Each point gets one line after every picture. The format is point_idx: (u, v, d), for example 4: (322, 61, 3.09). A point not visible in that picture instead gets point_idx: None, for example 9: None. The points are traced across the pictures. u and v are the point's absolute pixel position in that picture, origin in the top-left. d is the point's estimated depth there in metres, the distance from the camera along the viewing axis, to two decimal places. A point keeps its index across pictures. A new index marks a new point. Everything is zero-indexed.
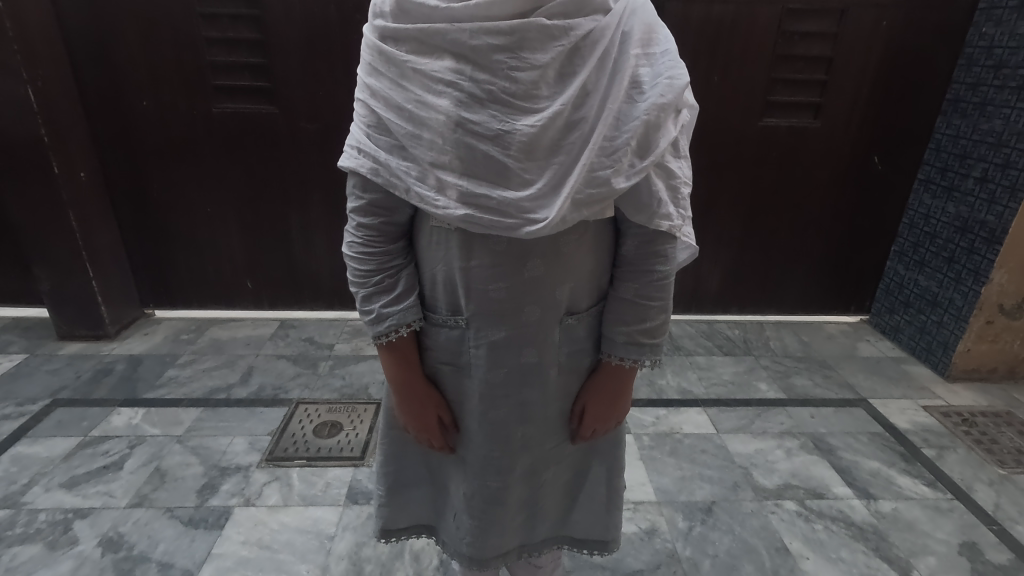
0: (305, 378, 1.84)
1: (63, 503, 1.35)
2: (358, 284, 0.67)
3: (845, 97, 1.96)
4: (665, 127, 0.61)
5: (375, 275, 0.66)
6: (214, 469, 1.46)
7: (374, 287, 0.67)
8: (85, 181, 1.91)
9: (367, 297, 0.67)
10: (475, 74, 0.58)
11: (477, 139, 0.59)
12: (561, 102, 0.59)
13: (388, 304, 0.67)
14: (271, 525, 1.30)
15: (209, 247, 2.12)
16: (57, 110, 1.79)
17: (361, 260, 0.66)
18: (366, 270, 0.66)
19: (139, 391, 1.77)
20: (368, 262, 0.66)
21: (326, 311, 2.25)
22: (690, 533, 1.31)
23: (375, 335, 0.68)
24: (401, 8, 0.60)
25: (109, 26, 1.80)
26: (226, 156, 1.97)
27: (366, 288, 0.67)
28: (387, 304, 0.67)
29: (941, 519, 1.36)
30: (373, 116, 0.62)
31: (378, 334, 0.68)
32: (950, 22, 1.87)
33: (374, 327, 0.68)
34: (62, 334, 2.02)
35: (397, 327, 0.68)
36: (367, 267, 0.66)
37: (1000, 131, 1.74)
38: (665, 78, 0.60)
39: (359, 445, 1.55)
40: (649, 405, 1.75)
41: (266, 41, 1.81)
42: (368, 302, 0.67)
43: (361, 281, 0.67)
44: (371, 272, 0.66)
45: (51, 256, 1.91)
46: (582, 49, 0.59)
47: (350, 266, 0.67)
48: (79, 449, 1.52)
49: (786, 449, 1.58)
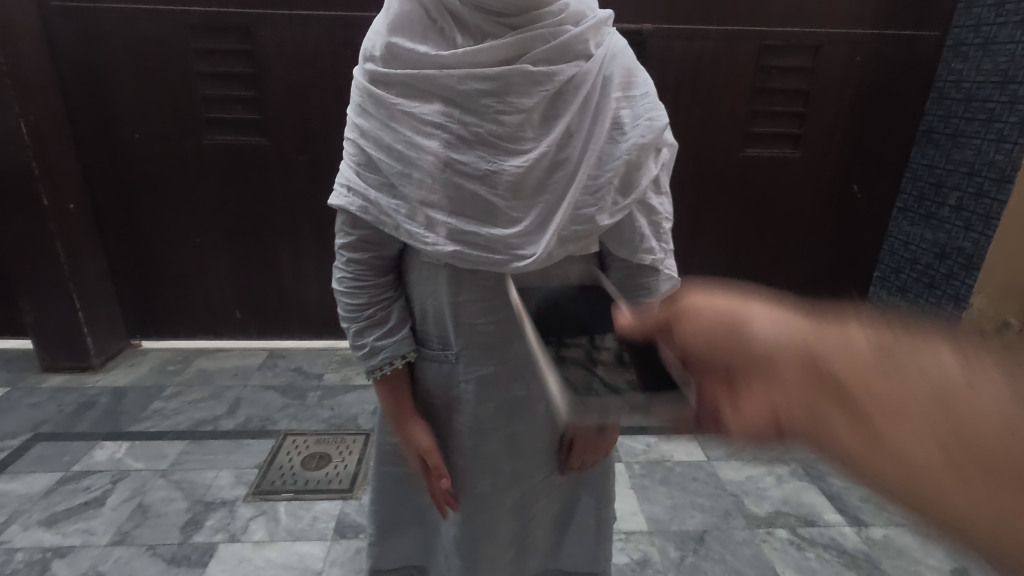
0: (293, 409, 1.82)
1: (42, 541, 1.32)
2: (350, 319, 0.68)
3: (822, 128, 2.02)
4: (647, 166, 0.64)
5: (366, 308, 0.68)
6: (199, 504, 1.43)
7: (367, 320, 0.68)
8: (75, 213, 1.92)
9: (359, 331, 0.68)
10: (463, 116, 0.61)
11: (465, 178, 0.62)
12: (546, 144, 0.61)
13: (381, 337, 0.68)
14: (255, 562, 1.28)
15: (197, 277, 2.11)
16: (48, 142, 1.81)
17: (352, 294, 0.67)
18: (357, 304, 0.67)
19: (122, 424, 1.74)
20: (358, 296, 0.67)
21: (315, 340, 2.24)
22: (682, 563, 1.30)
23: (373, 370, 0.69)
24: (390, 52, 0.63)
25: (100, 60, 1.82)
26: (217, 187, 1.98)
27: (358, 322, 0.68)
28: (379, 337, 0.68)
29: (931, 545, 1.37)
30: (364, 155, 0.64)
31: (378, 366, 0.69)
32: (919, 58, 1.95)
33: (367, 361, 0.69)
34: (47, 366, 2.01)
35: (390, 360, 0.68)
36: (358, 301, 0.67)
37: (972, 161, 1.78)
38: (645, 120, 0.63)
39: (348, 477, 1.53)
40: (640, 432, 1.75)
41: (257, 75, 1.84)
42: (361, 335, 0.69)
43: (353, 316, 0.68)
44: (363, 306, 0.67)
45: (35, 288, 1.91)
46: (566, 93, 0.62)
47: (342, 302, 0.68)
48: (60, 485, 1.49)
49: (777, 476, 1.58)
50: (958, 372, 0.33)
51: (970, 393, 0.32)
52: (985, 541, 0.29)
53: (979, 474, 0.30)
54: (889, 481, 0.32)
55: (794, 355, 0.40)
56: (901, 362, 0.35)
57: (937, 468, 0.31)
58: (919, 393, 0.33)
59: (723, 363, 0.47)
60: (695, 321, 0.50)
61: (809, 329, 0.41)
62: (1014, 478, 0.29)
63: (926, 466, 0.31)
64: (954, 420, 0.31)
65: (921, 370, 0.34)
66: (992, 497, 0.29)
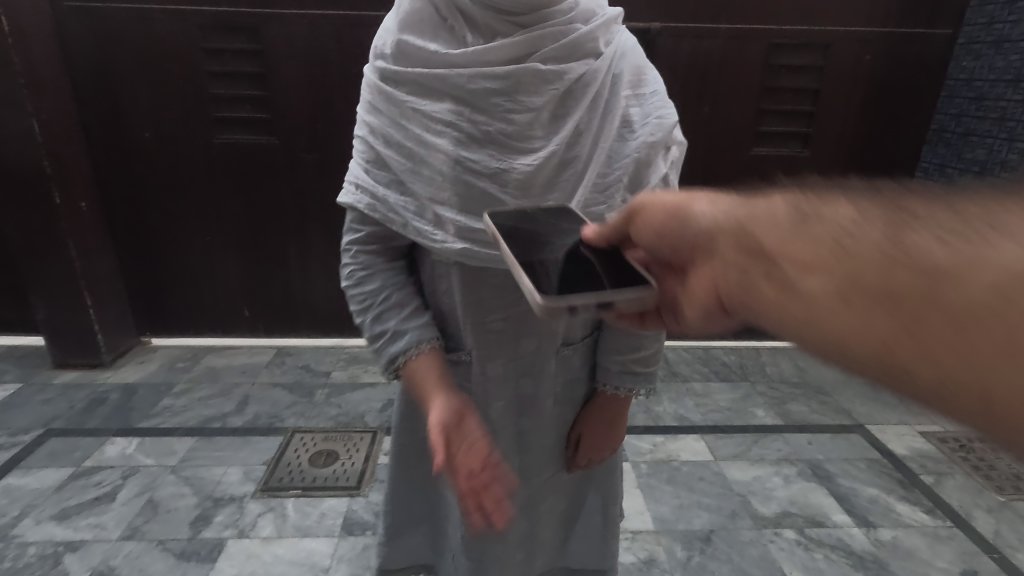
0: (301, 406, 1.83)
1: (54, 535, 1.34)
2: (366, 306, 0.66)
3: (832, 126, 2.01)
4: (657, 164, 0.64)
5: (383, 292, 0.66)
6: (208, 500, 1.45)
7: (385, 304, 0.65)
8: (86, 212, 1.93)
9: (378, 316, 0.65)
10: (473, 115, 0.61)
11: (475, 176, 0.62)
12: (555, 142, 0.62)
13: (402, 321, 0.65)
14: (264, 557, 1.29)
15: (206, 276, 2.13)
16: (60, 141, 1.82)
17: (367, 279, 0.66)
18: (374, 289, 0.66)
19: (132, 420, 1.75)
20: (374, 281, 0.66)
21: (322, 338, 2.25)
22: (688, 563, 1.30)
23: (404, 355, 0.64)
24: (400, 50, 0.63)
25: (111, 60, 1.84)
26: (226, 185, 1.99)
27: (376, 307, 0.65)
28: (401, 321, 0.65)
29: (940, 547, 1.36)
30: (373, 151, 0.64)
31: (408, 349, 0.64)
32: (931, 56, 1.93)
33: (387, 348, 0.65)
34: (58, 363, 2.03)
35: (415, 342, 0.64)
36: (375, 286, 0.66)
37: (984, 160, 1.81)
38: (655, 118, 0.63)
39: (356, 474, 1.54)
40: (646, 432, 1.74)
41: (266, 74, 1.85)
42: (379, 321, 0.65)
43: (370, 302, 0.66)
44: (379, 290, 0.66)
45: (48, 285, 1.93)
46: (576, 91, 0.63)
47: (355, 292, 0.67)
48: (71, 480, 1.51)
49: (784, 476, 1.58)
50: (854, 227, 0.40)
51: (858, 242, 0.39)
52: (861, 355, 0.37)
53: (859, 303, 0.37)
54: (797, 322, 0.42)
55: (730, 235, 0.48)
56: (813, 224, 0.42)
57: (829, 304, 0.39)
58: (823, 247, 0.40)
59: (675, 253, 0.54)
60: (646, 218, 0.55)
61: (741, 212, 0.48)
62: (883, 295, 0.36)
63: (820, 301, 0.40)
64: (844, 262, 0.39)
65: (825, 227, 0.41)
66: (865, 316, 0.37)
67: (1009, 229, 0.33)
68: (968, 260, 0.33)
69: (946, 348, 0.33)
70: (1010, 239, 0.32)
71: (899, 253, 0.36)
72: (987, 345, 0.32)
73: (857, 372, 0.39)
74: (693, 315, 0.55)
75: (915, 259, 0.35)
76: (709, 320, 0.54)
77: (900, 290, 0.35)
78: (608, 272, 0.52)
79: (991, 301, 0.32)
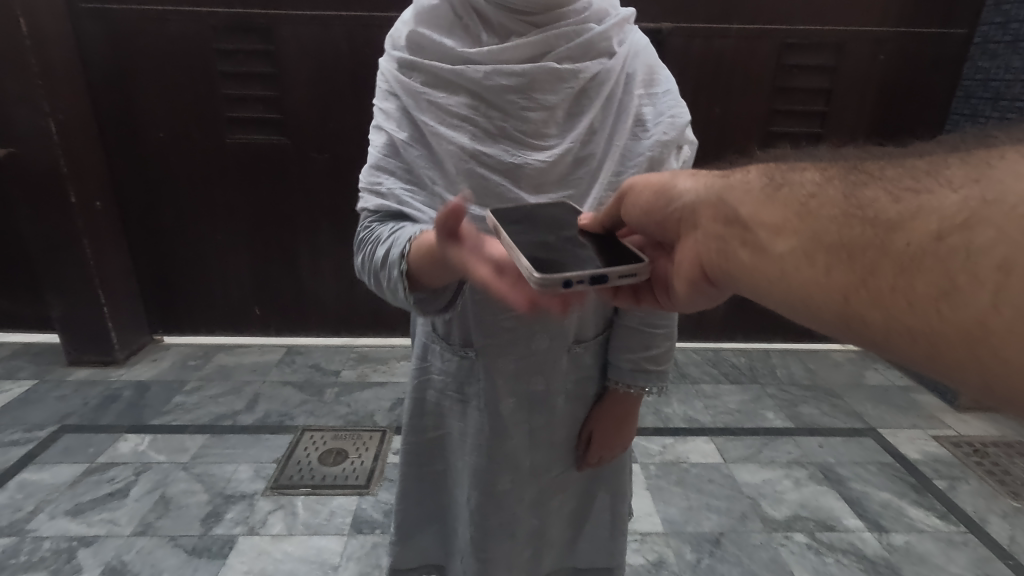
0: (311, 405, 1.84)
1: (68, 531, 1.35)
2: (378, 238, 0.62)
3: (845, 126, 1.99)
4: (669, 162, 0.65)
5: (394, 221, 0.62)
6: (219, 497, 1.46)
7: (394, 227, 0.61)
8: (100, 210, 1.96)
9: (386, 240, 0.61)
10: (490, 111, 0.64)
11: (490, 169, 0.64)
12: (570, 140, 0.65)
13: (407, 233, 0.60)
14: (274, 554, 1.30)
15: (218, 274, 2.15)
16: (75, 141, 1.85)
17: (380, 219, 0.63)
18: (385, 221, 0.63)
19: (145, 417, 1.77)
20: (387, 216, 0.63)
21: (331, 337, 2.26)
22: (698, 565, 1.30)
23: (406, 242, 0.59)
24: (417, 43, 0.65)
25: (127, 61, 1.86)
26: (238, 184, 2.00)
27: (385, 232, 0.62)
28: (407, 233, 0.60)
29: (954, 552, 1.35)
30: (387, 141, 0.64)
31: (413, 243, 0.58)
32: (946, 56, 1.91)
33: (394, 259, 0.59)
34: (72, 360, 2.06)
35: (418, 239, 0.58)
36: (387, 219, 0.63)
37: None
38: (667, 116, 0.64)
39: (365, 473, 1.54)
40: (655, 433, 1.73)
41: (278, 74, 1.86)
42: (387, 242, 0.61)
43: (381, 231, 0.62)
44: (391, 221, 0.63)
45: (63, 283, 1.96)
46: (590, 90, 0.66)
47: (371, 232, 0.64)
48: (85, 476, 1.53)
49: (795, 479, 1.57)
50: (819, 194, 0.44)
51: (821, 206, 0.43)
52: (823, 305, 0.42)
53: (821, 256, 0.42)
54: (768, 282, 0.46)
55: (709, 207, 0.52)
56: (784, 193, 0.46)
57: (796, 261, 0.43)
58: (789, 213, 0.45)
59: (657, 227, 0.58)
60: (635, 197, 0.58)
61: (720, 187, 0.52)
62: (841, 253, 0.40)
63: (791, 262, 0.44)
64: (808, 225, 0.43)
65: (794, 196, 0.46)
66: (828, 273, 0.41)
67: (948, 179, 0.38)
68: (906, 215, 0.38)
69: (891, 284, 0.37)
70: (942, 187, 0.38)
71: (855, 211, 0.41)
72: (923, 285, 0.36)
73: (819, 325, 0.43)
74: (678, 287, 0.58)
75: (868, 218, 0.40)
76: (693, 289, 0.57)
77: (854, 241, 0.40)
78: (603, 253, 0.55)
79: (927, 238, 0.36)
